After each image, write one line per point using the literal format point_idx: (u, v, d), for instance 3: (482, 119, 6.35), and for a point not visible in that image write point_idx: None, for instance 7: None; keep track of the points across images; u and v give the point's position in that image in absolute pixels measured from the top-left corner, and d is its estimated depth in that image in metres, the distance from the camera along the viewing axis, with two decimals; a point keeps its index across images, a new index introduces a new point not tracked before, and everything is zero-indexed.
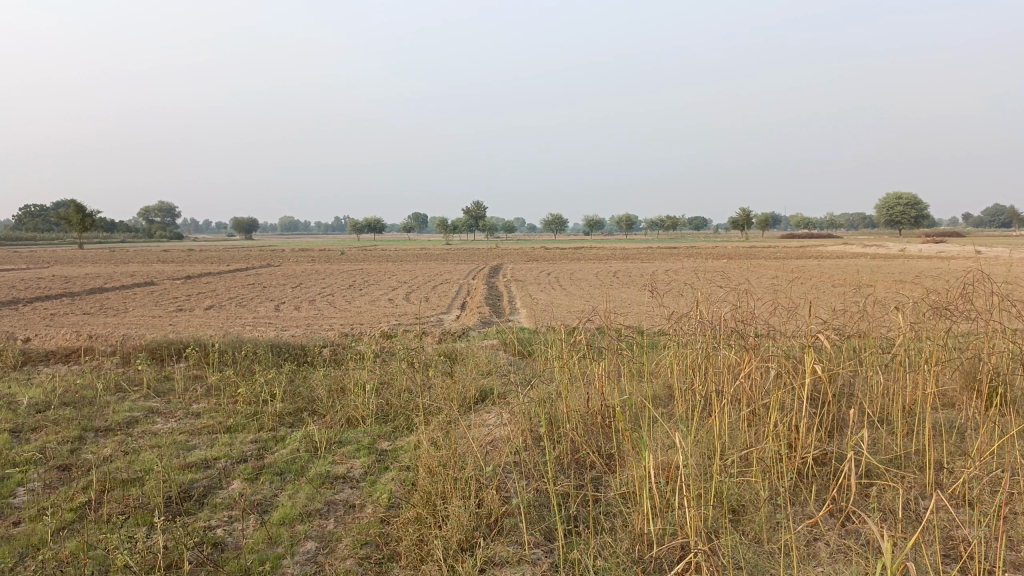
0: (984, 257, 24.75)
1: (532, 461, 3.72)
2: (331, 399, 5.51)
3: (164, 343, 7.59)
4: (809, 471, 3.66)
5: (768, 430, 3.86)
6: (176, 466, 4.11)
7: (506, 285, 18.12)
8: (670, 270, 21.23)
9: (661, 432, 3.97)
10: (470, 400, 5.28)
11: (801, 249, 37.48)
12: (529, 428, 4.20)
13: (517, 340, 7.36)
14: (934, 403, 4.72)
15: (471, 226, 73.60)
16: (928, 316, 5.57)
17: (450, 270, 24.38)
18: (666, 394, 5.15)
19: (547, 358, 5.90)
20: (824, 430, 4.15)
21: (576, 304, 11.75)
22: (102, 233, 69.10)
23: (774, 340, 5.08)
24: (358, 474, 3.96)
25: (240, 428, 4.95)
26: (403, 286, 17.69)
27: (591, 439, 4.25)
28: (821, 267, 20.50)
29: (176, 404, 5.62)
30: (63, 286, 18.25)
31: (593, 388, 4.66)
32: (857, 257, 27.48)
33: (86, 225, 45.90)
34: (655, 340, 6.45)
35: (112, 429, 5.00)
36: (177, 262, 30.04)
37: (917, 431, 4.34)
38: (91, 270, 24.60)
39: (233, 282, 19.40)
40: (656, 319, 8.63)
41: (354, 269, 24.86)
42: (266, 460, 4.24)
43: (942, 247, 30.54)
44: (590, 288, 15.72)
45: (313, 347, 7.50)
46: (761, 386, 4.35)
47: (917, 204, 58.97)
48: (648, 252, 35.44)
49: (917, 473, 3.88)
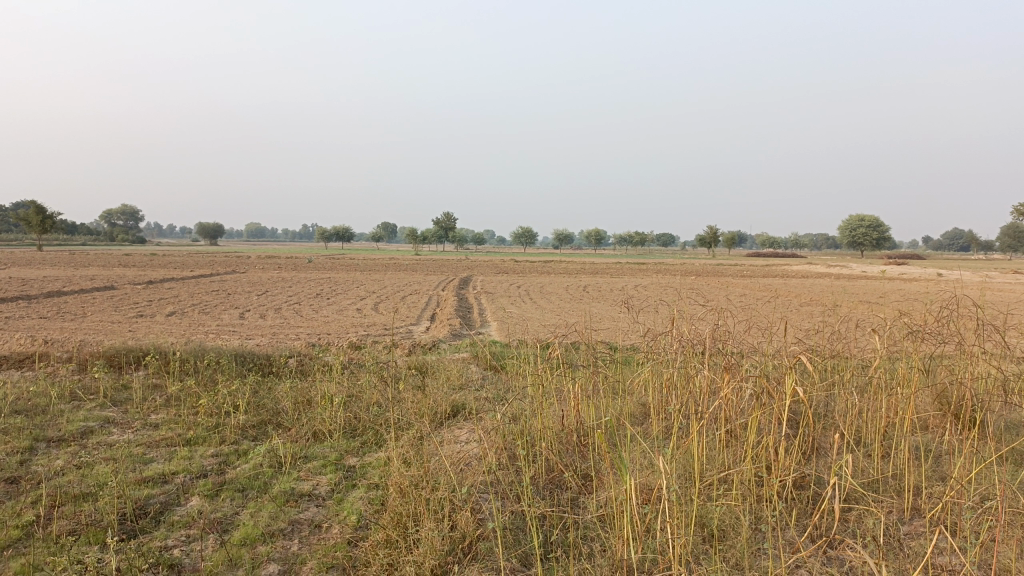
0: (946, 281, 25.16)
1: (507, 481, 3.60)
2: (297, 412, 5.35)
3: (124, 350, 7.34)
4: (789, 496, 3.59)
5: (747, 452, 3.79)
6: (131, 481, 3.92)
7: (477, 297, 18.02)
8: (640, 286, 21.28)
9: (639, 453, 3.89)
10: (442, 415, 5.15)
11: (767, 268, 37.93)
12: (503, 445, 4.08)
13: (489, 353, 7.25)
14: (910, 426, 4.69)
15: (440, 237, 73.40)
16: (904, 337, 5.57)
17: (419, 281, 24.18)
18: (641, 412, 5.08)
19: (520, 373, 5.79)
20: (801, 451, 4.09)
21: (547, 317, 11.68)
22: (62, 235, 67.59)
23: (751, 360, 5.04)
24: (324, 492, 3.81)
25: (200, 441, 4.76)
26: (372, 296, 17.49)
27: (566, 457, 4.15)
28: (789, 286, 20.68)
29: (134, 415, 5.41)
30: (20, 288, 17.75)
31: (569, 405, 4.56)
32: (822, 278, 27.76)
33: (46, 227, 44.86)
34: (629, 357, 6.39)
35: (65, 440, 4.77)
36: (139, 266, 29.43)
37: (894, 454, 4.31)
38: (50, 273, 24.00)
39: (197, 288, 19.02)
40: (629, 335, 8.57)
41: (322, 278, 24.55)
42: (228, 476, 4.06)
43: (905, 270, 31.07)
44: (561, 302, 15.67)
45: (279, 357, 7.30)
46: (739, 406, 4.29)
47: (880, 227, 60.13)
48: (617, 267, 35.58)
49: (895, 497, 3.85)
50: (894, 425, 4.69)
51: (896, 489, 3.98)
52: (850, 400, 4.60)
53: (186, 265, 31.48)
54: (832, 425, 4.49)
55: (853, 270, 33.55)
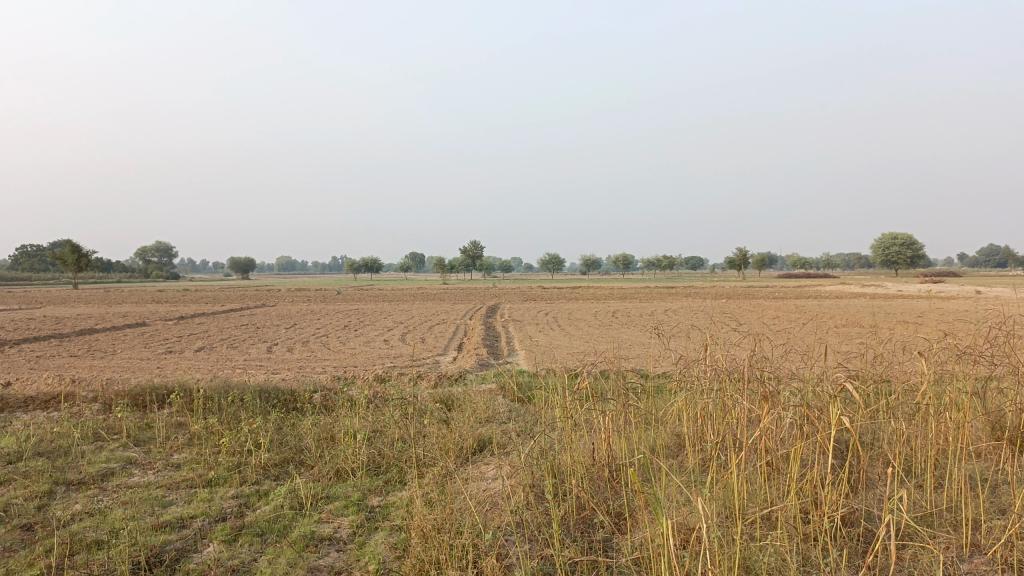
0: (986, 298, 24.56)
1: (535, 523, 3.41)
2: (320, 449, 5.21)
3: (149, 388, 7.28)
4: (838, 534, 3.36)
5: (790, 487, 3.57)
6: (148, 526, 3.80)
7: (505, 326, 17.87)
8: (670, 311, 20.98)
9: (676, 490, 3.69)
10: (468, 451, 4.98)
11: (799, 289, 37.29)
12: (531, 483, 3.90)
13: (516, 385, 7.07)
14: (962, 455, 4.43)
15: (468, 265, 73.51)
16: (952, 360, 5.32)
17: (446, 310, 24.10)
18: (675, 443, 4.87)
19: (548, 405, 5.62)
20: (847, 484, 3.86)
21: (576, 345, 11.48)
22: (98, 272, 68.98)
23: (790, 387, 4.83)
24: (346, 535, 3.65)
25: (221, 481, 4.64)
26: (400, 327, 17.42)
27: (598, 493, 3.96)
28: (823, 308, 20.30)
29: (156, 455, 5.31)
30: (53, 327, 17.94)
31: (600, 438, 4.38)
32: (856, 298, 27.32)
33: (82, 266, 45.66)
34: (661, 385, 6.19)
35: (85, 483, 4.68)
36: (171, 302, 29.79)
37: (947, 485, 4.06)
38: (84, 312, 24.33)
39: (227, 323, 19.12)
40: (661, 362, 8.34)
41: (351, 310, 24.62)
42: (247, 519, 3.93)
43: (941, 287, 30.41)
44: (589, 328, 15.47)
45: (303, 392, 7.20)
46: (779, 437, 4.08)
47: (913, 245, 59.09)
48: (646, 292, 35.19)
49: (952, 532, 3.60)
50: (947, 454, 4.43)
51: (952, 523, 3.73)
52: (897, 427, 4.36)
53: (216, 299, 31.74)
54: (879, 455, 4.25)
55: (886, 288, 32.88)
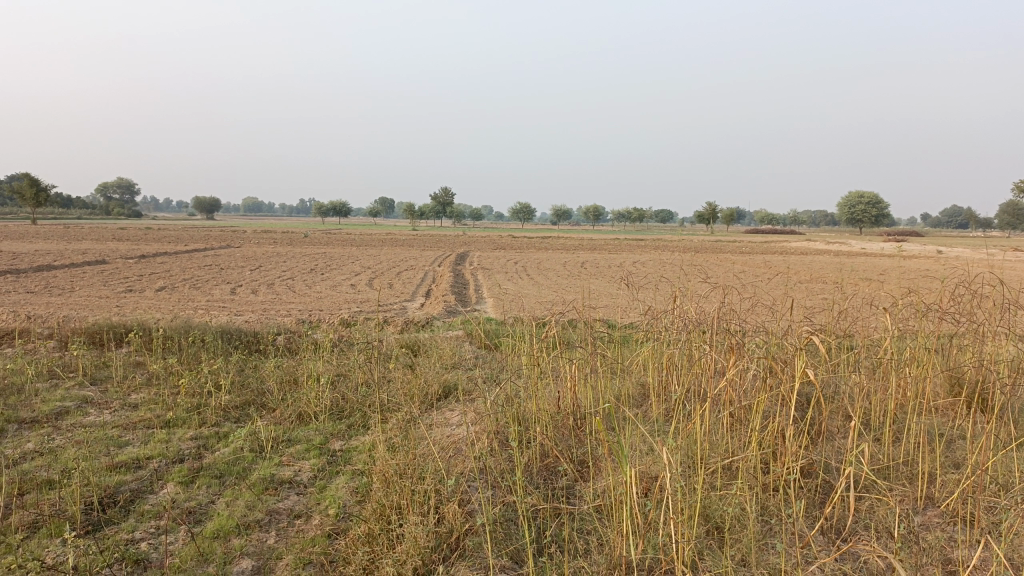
0: (947, 257, 25.00)
1: (499, 469, 3.40)
2: (282, 392, 5.14)
3: (106, 326, 7.09)
4: (797, 486, 3.39)
5: (753, 439, 3.59)
6: (101, 466, 3.71)
7: (474, 274, 17.77)
8: (639, 263, 21.06)
9: (640, 440, 3.69)
10: (433, 396, 4.94)
11: (765, 243, 37.59)
12: (495, 430, 3.87)
13: (483, 332, 7.03)
14: (921, 410, 4.50)
15: (438, 212, 72.97)
16: (916, 317, 5.38)
17: (414, 256, 23.89)
18: (640, 393, 4.88)
19: (515, 352, 5.59)
20: (809, 437, 3.90)
21: (545, 294, 11.46)
22: (58, 208, 67.25)
23: (756, 339, 4.85)
24: (306, 479, 3.60)
25: (179, 423, 4.55)
26: (368, 272, 17.24)
27: (561, 441, 3.95)
28: (790, 263, 20.49)
29: (113, 395, 5.20)
30: (9, 262, 17.46)
31: (566, 386, 4.37)
32: (821, 255, 27.65)
33: (41, 200, 44.37)
34: (627, 336, 6.18)
35: (38, 421, 4.56)
36: (134, 240, 29.17)
37: (905, 439, 4.13)
38: (42, 247, 23.73)
39: (191, 263, 18.77)
40: (629, 313, 8.35)
41: (318, 253, 24.32)
42: (205, 461, 3.86)
43: (904, 246, 30.87)
44: (559, 278, 15.46)
45: (267, 334, 7.08)
46: (744, 389, 4.09)
47: (879, 204, 59.80)
48: (615, 243, 35.21)
49: (908, 484, 3.66)
50: (907, 409, 4.50)
51: (908, 476, 3.80)
52: (860, 381, 4.41)
53: (180, 239, 31.13)
54: (841, 409, 4.31)
55: (852, 246, 33.35)
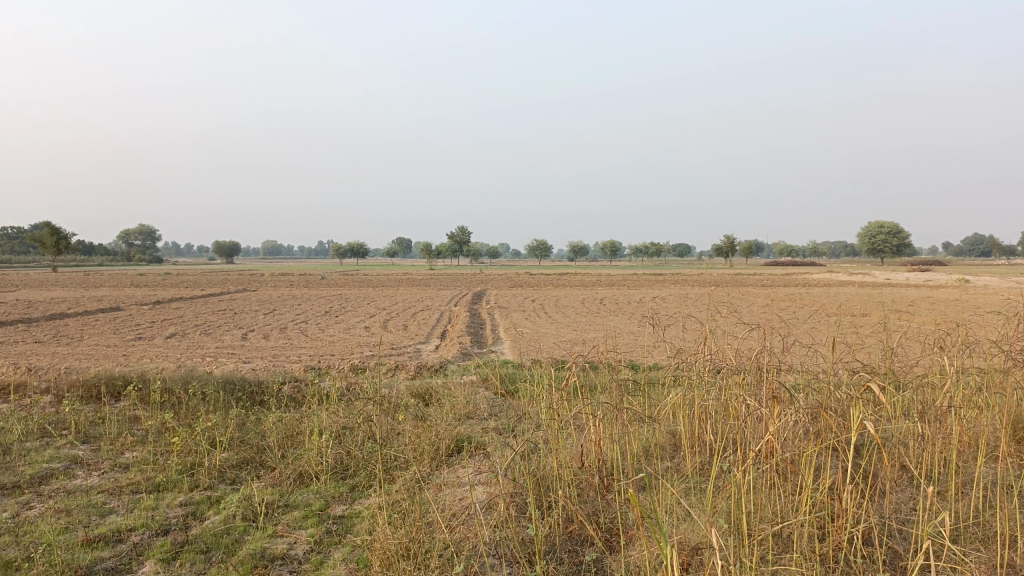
0: (974, 287, 24.38)
1: (517, 543, 3.00)
2: (284, 448, 4.78)
3: (105, 378, 6.77)
4: (860, 558, 2.96)
5: (804, 501, 3.16)
6: (76, 542, 3.35)
7: (491, 313, 17.39)
8: (660, 298, 20.68)
9: (675, 504, 3.27)
10: (444, 451, 4.55)
11: (786, 275, 37.00)
12: (513, 494, 3.47)
13: (499, 377, 6.65)
14: (986, 458, 4.04)
15: (454, 251, 73.01)
16: (969, 353, 4.92)
17: (431, 296, 23.62)
18: (671, 443, 4.45)
19: (533, 399, 5.20)
20: (866, 494, 3.45)
21: (564, 334, 11.07)
22: (80, 256, 68.19)
23: (797, 382, 4.44)
24: (301, 553, 3.22)
25: (170, 486, 4.20)
26: (382, 313, 16.97)
27: (587, 504, 3.54)
28: (814, 296, 20.00)
29: (105, 454, 4.86)
30: (24, 311, 17.35)
31: (590, 442, 3.96)
32: (844, 286, 27.08)
33: (61, 248, 44.75)
34: (654, 378, 5.77)
35: (19, 487, 4.22)
36: (149, 286, 29.18)
37: (973, 495, 3.67)
38: (59, 295, 23.68)
39: (205, 308, 18.58)
40: (652, 353, 7.95)
41: (335, 295, 24.14)
42: (192, 533, 3.48)
43: (933, 276, 30.08)
44: (578, 316, 15.09)
45: (272, 383, 6.73)
46: (789, 441, 3.66)
47: (900, 233, 59.10)
48: (633, 278, 34.75)
49: (985, 548, 3.21)
50: (970, 457, 4.05)
51: (982, 539, 3.34)
52: (916, 429, 3.96)
53: (196, 284, 31.14)
54: (896, 460, 3.87)
55: (876, 277, 32.61)
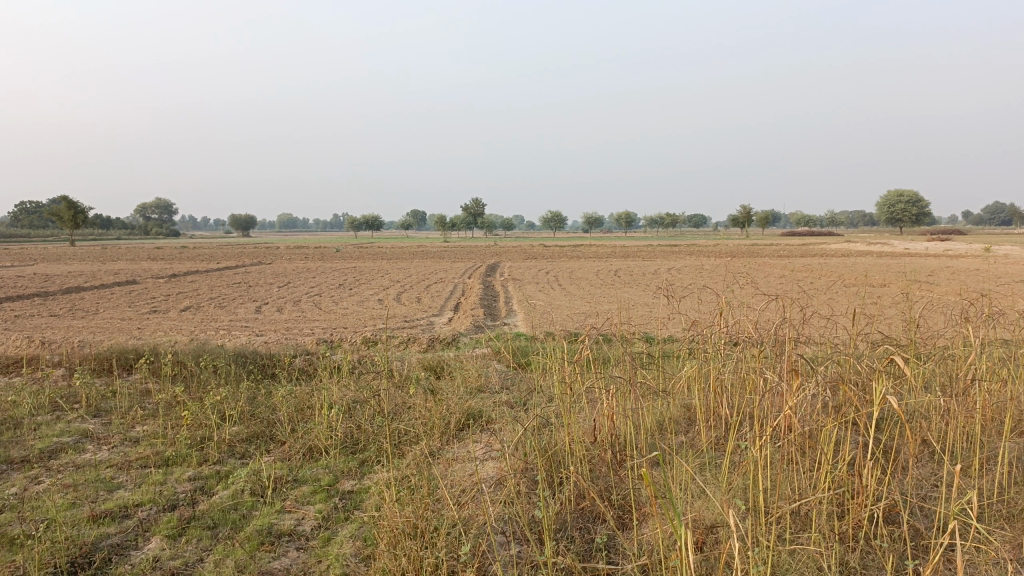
0: (995, 256, 24.02)
1: (527, 520, 2.95)
2: (293, 422, 4.74)
3: (117, 352, 6.76)
4: (878, 536, 2.88)
5: (823, 478, 3.07)
6: (83, 517, 3.31)
7: (505, 285, 17.30)
8: (676, 269, 20.53)
9: (690, 480, 3.19)
10: (455, 426, 4.49)
11: (803, 246, 36.53)
12: (523, 469, 3.41)
13: (512, 350, 6.57)
14: (1010, 433, 3.92)
15: (469, 223, 72.76)
16: (993, 324, 4.78)
17: (446, 269, 23.53)
18: (686, 417, 4.36)
19: (545, 371, 5.12)
20: (885, 469, 3.36)
21: (577, 306, 10.98)
22: (97, 230, 68.60)
23: (816, 355, 4.33)
24: (308, 530, 3.17)
25: (179, 461, 4.17)
26: (396, 285, 16.94)
27: (598, 479, 3.47)
28: (831, 267, 19.71)
29: (115, 428, 4.84)
30: (41, 285, 17.44)
31: (604, 416, 3.88)
32: (863, 256, 26.76)
33: (79, 222, 45.00)
34: (668, 351, 5.67)
35: (28, 461, 4.20)
36: (165, 260, 29.25)
37: (998, 472, 3.55)
38: (76, 268, 23.75)
39: (220, 281, 18.61)
40: (667, 325, 7.84)
41: (350, 268, 24.11)
42: (199, 509, 3.44)
43: (954, 245, 29.57)
44: (592, 287, 15.00)
45: (283, 356, 6.69)
46: (807, 416, 3.56)
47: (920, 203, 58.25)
48: (649, 249, 34.48)
49: (1011, 526, 3.10)
50: (993, 432, 3.93)
51: (1007, 516, 3.22)
52: (937, 402, 3.84)
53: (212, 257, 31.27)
54: (918, 435, 3.75)
55: (895, 247, 32.16)
